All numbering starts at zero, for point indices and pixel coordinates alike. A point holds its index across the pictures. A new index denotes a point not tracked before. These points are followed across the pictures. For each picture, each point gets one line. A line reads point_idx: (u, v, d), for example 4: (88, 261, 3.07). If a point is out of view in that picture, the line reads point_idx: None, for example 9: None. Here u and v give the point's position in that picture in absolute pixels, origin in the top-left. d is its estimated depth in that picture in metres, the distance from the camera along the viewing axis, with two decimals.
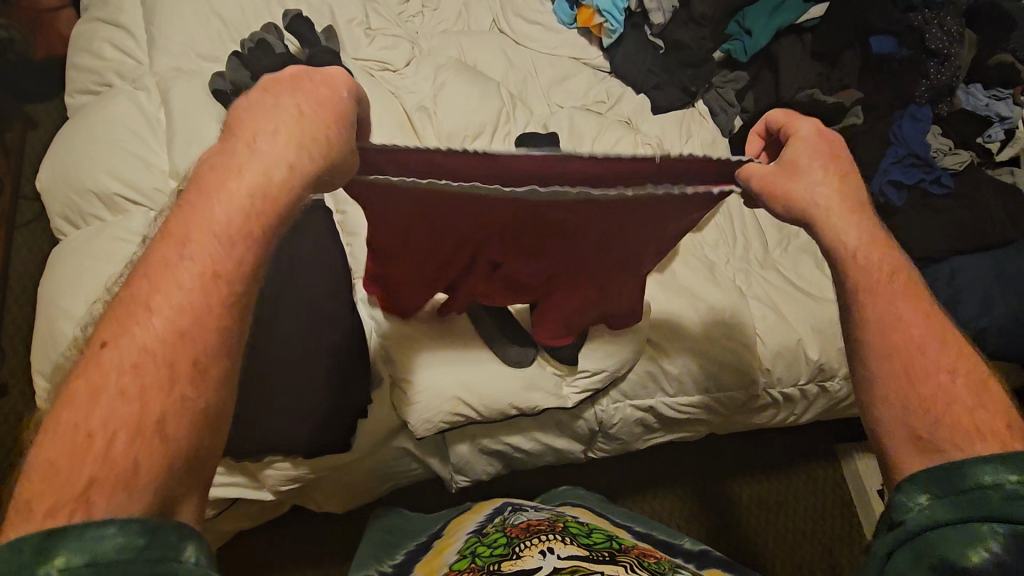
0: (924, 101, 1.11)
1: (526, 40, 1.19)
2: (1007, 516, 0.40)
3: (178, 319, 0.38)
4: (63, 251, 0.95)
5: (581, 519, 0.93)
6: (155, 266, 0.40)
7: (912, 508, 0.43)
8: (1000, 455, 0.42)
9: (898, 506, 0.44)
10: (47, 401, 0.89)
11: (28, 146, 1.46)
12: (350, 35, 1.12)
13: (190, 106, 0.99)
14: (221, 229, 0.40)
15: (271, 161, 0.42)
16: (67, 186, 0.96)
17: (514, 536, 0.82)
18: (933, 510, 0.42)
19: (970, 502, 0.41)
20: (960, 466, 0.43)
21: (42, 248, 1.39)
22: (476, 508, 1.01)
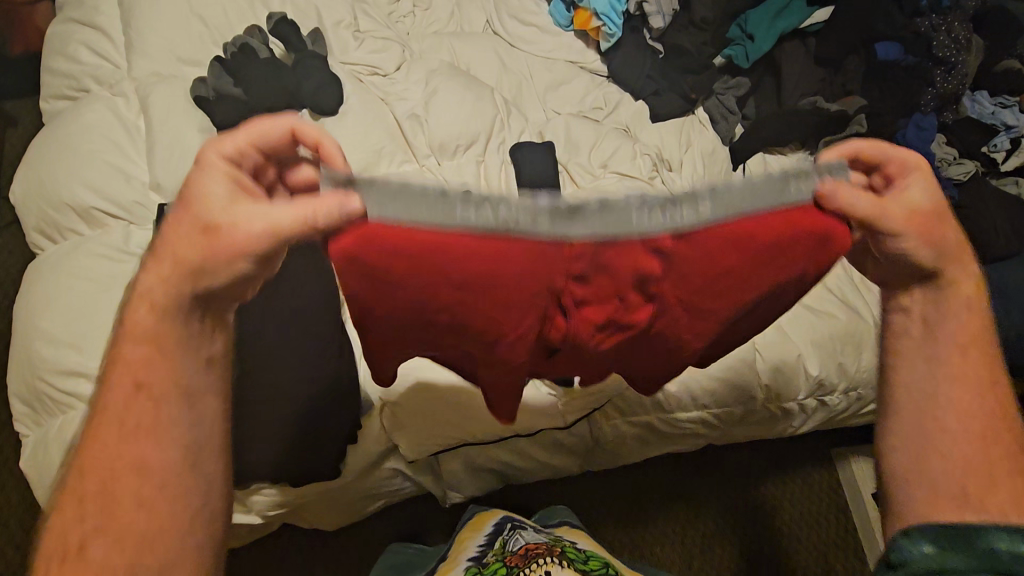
0: (929, 110, 1.08)
1: (521, 43, 1.15)
2: (1003, 568, 0.51)
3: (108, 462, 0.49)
4: (40, 266, 0.91)
5: (578, 544, 0.91)
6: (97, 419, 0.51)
7: (914, 555, 0.55)
8: (1010, 528, 0.53)
9: (901, 553, 0.56)
10: (26, 423, 0.87)
11: (7, 147, 1.41)
12: (338, 38, 1.07)
13: (170, 114, 0.95)
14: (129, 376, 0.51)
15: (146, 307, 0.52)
16: (43, 199, 0.92)
17: (514, 565, 0.80)
18: (933, 559, 0.54)
19: (967, 555, 0.52)
20: (972, 533, 0.53)
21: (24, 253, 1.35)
22: (475, 524, 1.00)
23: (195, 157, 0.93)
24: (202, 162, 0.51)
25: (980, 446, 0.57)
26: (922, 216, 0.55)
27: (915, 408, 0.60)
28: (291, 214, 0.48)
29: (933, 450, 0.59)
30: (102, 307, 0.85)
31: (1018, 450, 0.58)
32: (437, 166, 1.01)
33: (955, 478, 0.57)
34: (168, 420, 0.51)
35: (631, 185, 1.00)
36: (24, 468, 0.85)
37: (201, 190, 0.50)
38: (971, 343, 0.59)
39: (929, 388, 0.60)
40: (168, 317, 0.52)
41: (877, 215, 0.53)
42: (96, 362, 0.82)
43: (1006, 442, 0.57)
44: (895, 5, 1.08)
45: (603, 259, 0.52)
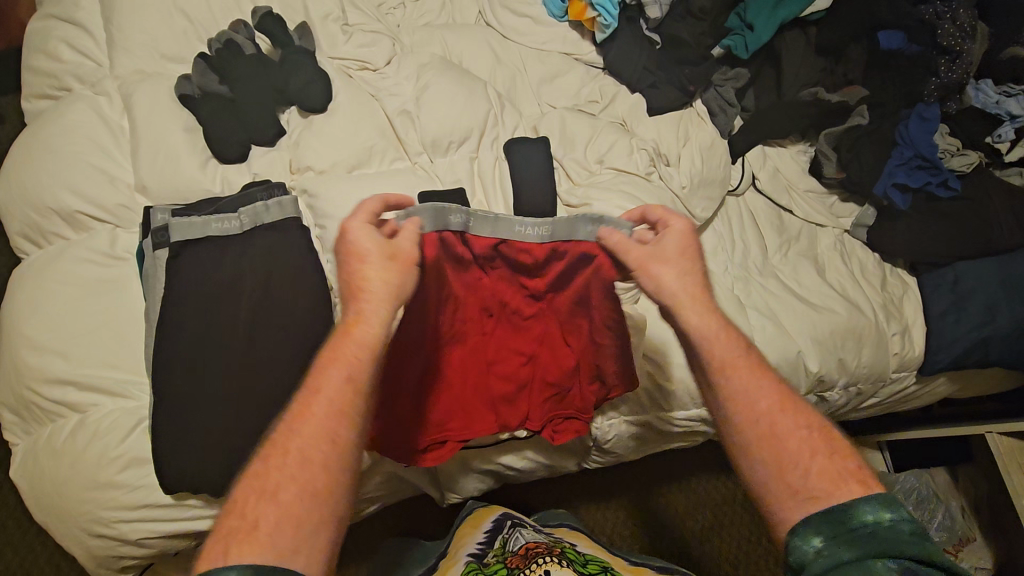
0: (933, 100, 1.05)
1: (514, 34, 1.12)
2: (896, 551, 0.49)
3: (313, 447, 0.53)
4: (25, 272, 0.89)
5: (579, 547, 0.90)
6: (310, 399, 0.55)
7: (811, 554, 0.52)
8: (874, 499, 0.52)
9: (798, 552, 0.53)
10: (15, 431, 0.85)
11: None
12: (326, 32, 1.04)
13: (154, 114, 0.92)
14: (349, 370, 0.56)
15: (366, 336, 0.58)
16: (27, 203, 0.90)
17: (513, 566, 0.79)
18: (829, 553, 0.51)
19: (856, 540, 0.50)
20: (844, 511, 0.52)
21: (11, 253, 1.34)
22: (475, 521, 1.00)
23: (181, 157, 0.91)
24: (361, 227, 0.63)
25: (806, 445, 0.57)
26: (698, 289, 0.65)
27: (753, 423, 0.59)
28: (382, 276, 0.61)
29: (769, 448, 0.58)
30: (88, 314, 0.83)
31: (813, 437, 0.58)
32: (429, 163, 0.99)
33: (803, 467, 0.56)
34: (347, 444, 0.55)
35: (627, 181, 0.97)
36: (14, 477, 0.84)
37: (374, 278, 0.60)
38: (745, 352, 0.63)
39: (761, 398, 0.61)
40: (364, 360, 0.57)
41: (671, 275, 0.65)
42: (84, 369, 0.81)
43: (799, 430, 0.58)
44: None
45: (505, 255, 0.79)
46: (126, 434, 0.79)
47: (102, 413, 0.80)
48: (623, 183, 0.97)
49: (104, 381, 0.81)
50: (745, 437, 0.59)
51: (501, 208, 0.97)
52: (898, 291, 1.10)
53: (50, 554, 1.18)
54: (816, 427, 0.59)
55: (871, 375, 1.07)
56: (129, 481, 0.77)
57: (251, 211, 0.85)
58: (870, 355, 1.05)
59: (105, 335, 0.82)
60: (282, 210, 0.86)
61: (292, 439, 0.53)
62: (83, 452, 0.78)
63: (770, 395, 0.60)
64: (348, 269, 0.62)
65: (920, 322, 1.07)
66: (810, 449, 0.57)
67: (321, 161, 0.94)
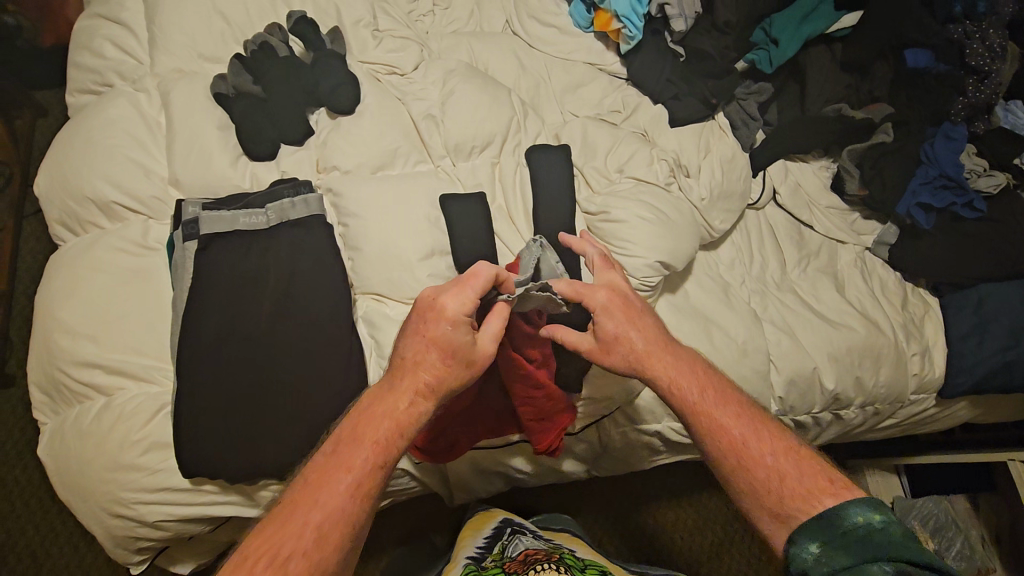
0: (960, 120, 1.03)
1: (540, 44, 1.14)
2: (887, 554, 0.53)
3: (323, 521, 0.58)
4: (61, 259, 0.92)
5: (578, 552, 0.90)
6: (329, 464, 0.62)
7: (809, 560, 0.56)
8: (861, 502, 0.57)
9: (797, 558, 0.57)
10: (44, 411, 0.88)
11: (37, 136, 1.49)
12: (356, 37, 1.07)
13: (190, 111, 0.96)
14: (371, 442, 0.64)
15: (408, 404, 0.66)
16: (64, 192, 0.93)
17: (512, 570, 0.79)
18: (825, 560, 0.55)
19: (851, 547, 0.55)
20: (836, 517, 0.56)
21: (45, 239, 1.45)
22: (477, 524, 1.01)
23: (214, 153, 0.94)
24: (434, 309, 0.67)
25: (781, 473, 0.62)
26: (654, 348, 0.72)
27: (727, 455, 0.65)
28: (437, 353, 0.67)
29: (745, 481, 0.64)
30: (120, 300, 0.86)
31: (789, 458, 0.64)
32: (452, 167, 1.02)
33: (786, 489, 0.61)
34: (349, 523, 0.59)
35: (646, 191, 0.97)
36: (40, 456, 0.86)
37: (426, 354, 0.67)
38: (705, 387, 0.69)
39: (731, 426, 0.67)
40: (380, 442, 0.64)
41: (629, 348, 0.72)
42: (113, 354, 0.84)
43: (775, 454, 0.64)
44: (927, 10, 1.04)
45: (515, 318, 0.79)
46: (150, 417, 0.81)
47: (127, 397, 0.83)
48: (641, 194, 0.97)
49: (132, 366, 0.83)
50: (727, 474, 0.65)
51: (520, 213, 0.99)
52: (921, 312, 1.09)
53: (70, 534, 1.22)
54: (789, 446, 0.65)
55: (889, 395, 1.06)
56: (150, 464, 0.80)
57: (279, 205, 0.89)
58: (890, 375, 1.04)
59: (135, 322, 0.86)
60: (308, 206, 0.89)
61: (313, 509, 0.58)
62: (108, 433, 0.81)
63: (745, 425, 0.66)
64: (417, 344, 0.67)
65: (942, 343, 1.06)
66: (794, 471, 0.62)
67: (348, 161, 0.97)
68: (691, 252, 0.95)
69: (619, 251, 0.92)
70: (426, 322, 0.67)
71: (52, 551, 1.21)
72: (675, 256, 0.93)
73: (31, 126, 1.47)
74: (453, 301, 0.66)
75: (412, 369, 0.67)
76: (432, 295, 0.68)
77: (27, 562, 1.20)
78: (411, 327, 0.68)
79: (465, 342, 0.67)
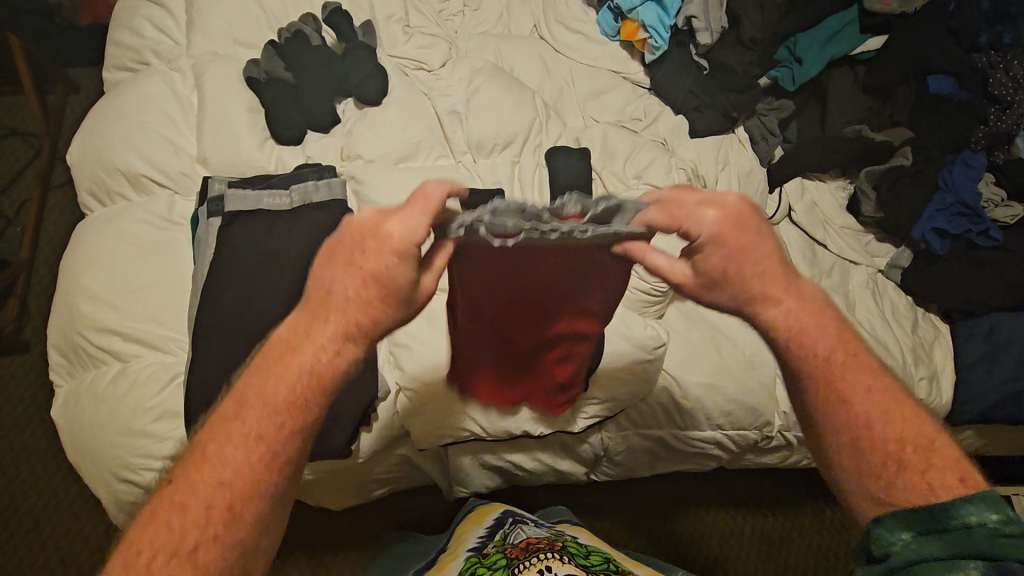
0: (980, 148, 1.05)
1: (566, 49, 1.16)
2: (980, 552, 0.48)
3: (232, 479, 0.51)
4: (87, 228, 0.94)
5: (580, 539, 0.91)
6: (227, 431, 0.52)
7: (898, 544, 0.52)
8: (977, 499, 0.51)
9: (883, 542, 0.53)
10: (60, 373, 0.90)
11: (66, 111, 1.55)
12: (388, 31, 1.09)
13: (222, 93, 0.98)
14: (279, 406, 0.53)
15: (327, 355, 0.54)
16: (96, 163, 0.95)
17: (514, 557, 0.80)
18: (915, 546, 0.51)
19: (945, 538, 0.50)
20: (943, 511, 0.51)
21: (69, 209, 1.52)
22: (479, 517, 1.01)
23: (243, 135, 0.97)
24: (375, 237, 0.52)
25: (892, 455, 0.56)
26: (733, 265, 0.58)
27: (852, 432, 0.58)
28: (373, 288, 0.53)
29: (849, 454, 0.58)
30: (141, 270, 0.89)
31: (917, 436, 0.57)
32: (472, 163, 1.04)
33: (878, 457, 0.57)
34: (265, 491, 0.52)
35: None
36: (54, 416, 0.88)
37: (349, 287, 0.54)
38: (817, 316, 0.61)
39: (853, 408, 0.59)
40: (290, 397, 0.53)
41: (736, 285, 0.59)
42: (131, 322, 0.86)
43: (917, 435, 0.57)
44: (953, 38, 1.05)
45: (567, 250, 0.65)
46: (163, 386, 0.83)
47: (142, 365, 0.85)
48: None
49: (149, 335, 0.85)
50: (830, 442, 0.60)
51: None
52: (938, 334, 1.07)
53: (72, 501, 1.26)
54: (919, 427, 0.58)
55: None
56: (160, 432, 0.81)
57: (303, 187, 0.91)
58: None
59: (154, 292, 0.87)
60: (330, 190, 0.91)
61: (217, 482, 0.51)
62: (121, 398, 0.83)
63: (882, 405, 0.59)
64: (347, 278, 0.54)
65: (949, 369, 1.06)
66: (882, 445, 0.57)
67: (372, 151, 0.99)
68: None
69: None
70: (363, 251, 0.53)
71: (53, 514, 1.25)
72: None
73: (60, 102, 1.55)
74: (401, 225, 0.52)
75: (336, 306, 0.54)
76: (374, 219, 0.53)
77: (29, 524, 1.24)
78: (339, 258, 0.55)
79: (411, 283, 0.54)
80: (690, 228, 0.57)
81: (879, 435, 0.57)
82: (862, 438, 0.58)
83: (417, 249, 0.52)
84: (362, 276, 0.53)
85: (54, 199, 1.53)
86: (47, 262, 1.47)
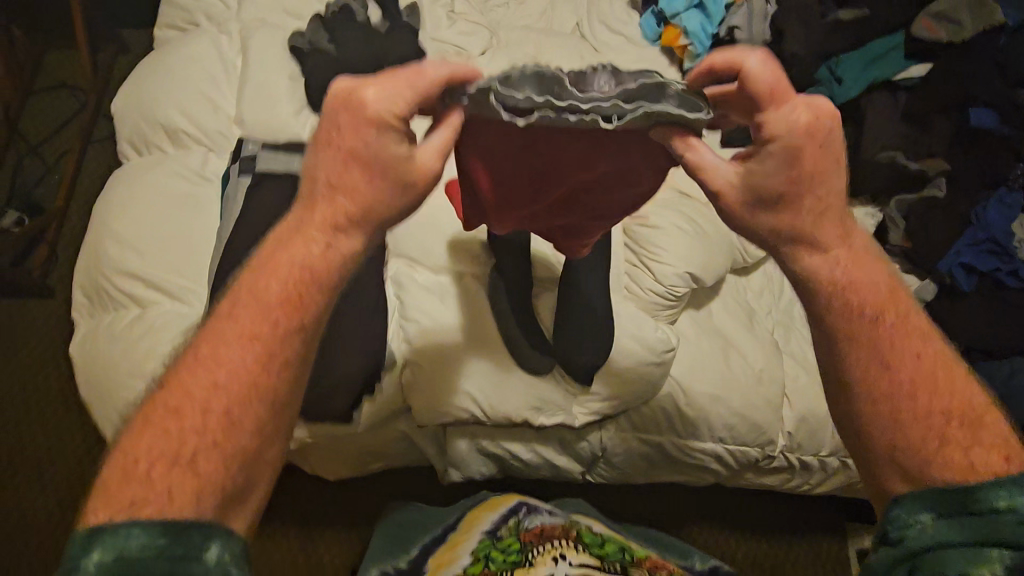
0: (1017, 186, 1.03)
1: (604, 49, 1.16)
2: (1007, 540, 0.44)
3: (228, 380, 0.48)
4: (122, 175, 0.97)
5: (595, 528, 0.92)
6: (219, 330, 0.50)
7: (914, 528, 0.48)
8: (1009, 481, 0.46)
9: (898, 524, 0.49)
10: (81, 312, 0.93)
11: (115, 69, 1.64)
12: (433, 16, 1.11)
13: (265, 59, 1.01)
14: (272, 302, 0.50)
15: (322, 247, 0.51)
16: (138, 114, 0.98)
17: (527, 542, 0.83)
18: (936, 531, 0.47)
19: (968, 522, 0.46)
20: (967, 492, 0.47)
21: (106, 163, 1.57)
22: (492, 504, 0.98)
23: (281, 101, 0.99)
24: (349, 110, 0.49)
25: (933, 427, 0.51)
26: (799, 181, 0.51)
27: (887, 396, 0.52)
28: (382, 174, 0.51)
29: (879, 423, 0.52)
30: (169, 221, 0.91)
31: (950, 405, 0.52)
32: None
33: (919, 428, 0.51)
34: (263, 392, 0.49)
35: (687, 204, 0.98)
36: (71, 353, 0.91)
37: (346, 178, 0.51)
38: (892, 296, 0.55)
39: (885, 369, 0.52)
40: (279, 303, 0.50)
41: (799, 203, 0.52)
42: (154, 269, 0.88)
43: (934, 403, 0.52)
44: (999, 73, 1.02)
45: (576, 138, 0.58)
46: (175, 336, 0.84)
47: (159, 311, 0.86)
48: (683, 206, 0.97)
49: (169, 283, 0.87)
50: (855, 400, 0.53)
51: None
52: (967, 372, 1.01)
53: (78, 446, 1.29)
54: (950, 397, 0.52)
55: None
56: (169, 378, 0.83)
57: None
58: None
59: (179, 243, 0.90)
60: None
61: (209, 392, 0.48)
62: (136, 341, 0.85)
63: (912, 367, 0.52)
64: (334, 161, 0.50)
65: None
66: (921, 417, 0.51)
67: None
68: (721, 272, 0.95)
69: (652, 257, 0.93)
70: (338, 127, 0.50)
71: (58, 454, 1.28)
72: (706, 271, 0.93)
73: (110, 61, 1.63)
74: (379, 91, 0.49)
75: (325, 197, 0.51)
76: (350, 89, 0.50)
77: (33, 461, 1.27)
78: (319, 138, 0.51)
79: (402, 159, 0.50)
80: (768, 123, 0.50)
81: (907, 401, 0.51)
82: (898, 402, 0.52)
83: (399, 123, 0.49)
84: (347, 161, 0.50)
85: (93, 152, 1.59)
86: (78, 212, 1.52)
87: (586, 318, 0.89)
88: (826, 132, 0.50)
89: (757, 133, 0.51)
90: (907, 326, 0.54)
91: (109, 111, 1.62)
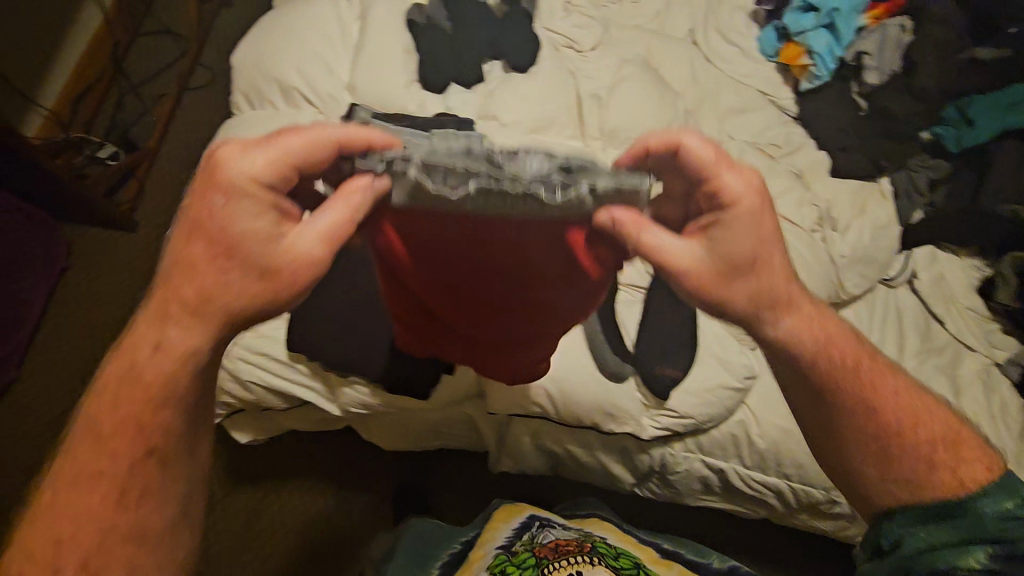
0: None
1: (718, 60, 1.14)
2: (987, 535, 0.51)
3: (108, 487, 0.50)
4: (233, 126, 1.00)
5: (608, 539, 0.93)
6: (79, 460, 0.51)
7: (900, 538, 0.55)
8: (989, 490, 0.53)
9: (888, 536, 0.56)
10: None
11: (217, 20, 1.75)
12: (548, 3, 1.09)
13: (384, 29, 1.01)
14: (142, 389, 0.51)
15: (164, 339, 0.52)
16: (256, 68, 1.00)
17: (544, 557, 0.83)
18: (920, 539, 0.54)
19: (946, 523, 0.53)
20: (957, 502, 0.53)
21: (201, 110, 1.66)
22: (507, 513, 0.98)
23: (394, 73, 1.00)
24: (223, 176, 0.51)
25: (920, 456, 0.56)
26: (744, 253, 0.58)
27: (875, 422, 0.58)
28: (318, 228, 0.53)
29: (873, 448, 0.57)
30: None
31: (924, 417, 0.58)
32: (600, 150, 1.02)
33: (911, 462, 0.56)
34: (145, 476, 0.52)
35: (789, 230, 0.95)
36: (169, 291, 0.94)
37: (204, 265, 0.52)
38: (862, 353, 0.61)
39: (870, 402, 0.58)
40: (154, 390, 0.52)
41: (768, 259, 0.59)
42: None
43: (910, 420, 0.58)
44: None
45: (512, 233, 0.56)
46: None
47: None
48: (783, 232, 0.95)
49: None
50: (851, 441, 0.58)
51: None
52: None
53: None
54: (914, 410, 0.59)
55: None
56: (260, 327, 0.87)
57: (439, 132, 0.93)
58: None
59: None
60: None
61: (95, 508, 0.50)
62: None
63: (897, 392, 0.59)
64: (225, 221, 0.51)
65: None
66: (899, 439, 0.57)
67: (508, 115, 1.00)
68: (818, 304, 0.92)
69: None
70: (213, 207, 0.51)
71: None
72: None
73: (213, 13, 1.74)
74: (253, 159, 0.51)
75: (196, 262, 0.52)
76: (225, 160, 0.51)
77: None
78: (205, 184, 0.52)
79: (274, 234, 0.53)
80: (719, 183, 0.57)
81: (892, 413, 0.58)
82: (881, 426, 0.57)
83: (262, 186, 0.52)
84: (241, 217, 0.51)
85: (189, 98, 1.66)
86: (168, 153, 1.58)
87: (667, 330, 0.89)
88: (760, 198, 0.58)
89: (707, 205, 0.58)
90: (869, 365, 0.60)
91: (207, 61, 1.71)
